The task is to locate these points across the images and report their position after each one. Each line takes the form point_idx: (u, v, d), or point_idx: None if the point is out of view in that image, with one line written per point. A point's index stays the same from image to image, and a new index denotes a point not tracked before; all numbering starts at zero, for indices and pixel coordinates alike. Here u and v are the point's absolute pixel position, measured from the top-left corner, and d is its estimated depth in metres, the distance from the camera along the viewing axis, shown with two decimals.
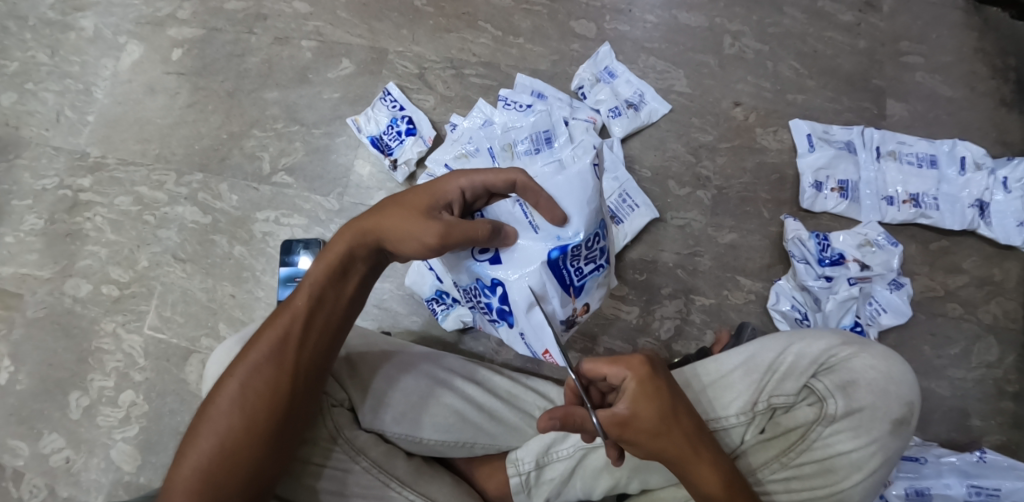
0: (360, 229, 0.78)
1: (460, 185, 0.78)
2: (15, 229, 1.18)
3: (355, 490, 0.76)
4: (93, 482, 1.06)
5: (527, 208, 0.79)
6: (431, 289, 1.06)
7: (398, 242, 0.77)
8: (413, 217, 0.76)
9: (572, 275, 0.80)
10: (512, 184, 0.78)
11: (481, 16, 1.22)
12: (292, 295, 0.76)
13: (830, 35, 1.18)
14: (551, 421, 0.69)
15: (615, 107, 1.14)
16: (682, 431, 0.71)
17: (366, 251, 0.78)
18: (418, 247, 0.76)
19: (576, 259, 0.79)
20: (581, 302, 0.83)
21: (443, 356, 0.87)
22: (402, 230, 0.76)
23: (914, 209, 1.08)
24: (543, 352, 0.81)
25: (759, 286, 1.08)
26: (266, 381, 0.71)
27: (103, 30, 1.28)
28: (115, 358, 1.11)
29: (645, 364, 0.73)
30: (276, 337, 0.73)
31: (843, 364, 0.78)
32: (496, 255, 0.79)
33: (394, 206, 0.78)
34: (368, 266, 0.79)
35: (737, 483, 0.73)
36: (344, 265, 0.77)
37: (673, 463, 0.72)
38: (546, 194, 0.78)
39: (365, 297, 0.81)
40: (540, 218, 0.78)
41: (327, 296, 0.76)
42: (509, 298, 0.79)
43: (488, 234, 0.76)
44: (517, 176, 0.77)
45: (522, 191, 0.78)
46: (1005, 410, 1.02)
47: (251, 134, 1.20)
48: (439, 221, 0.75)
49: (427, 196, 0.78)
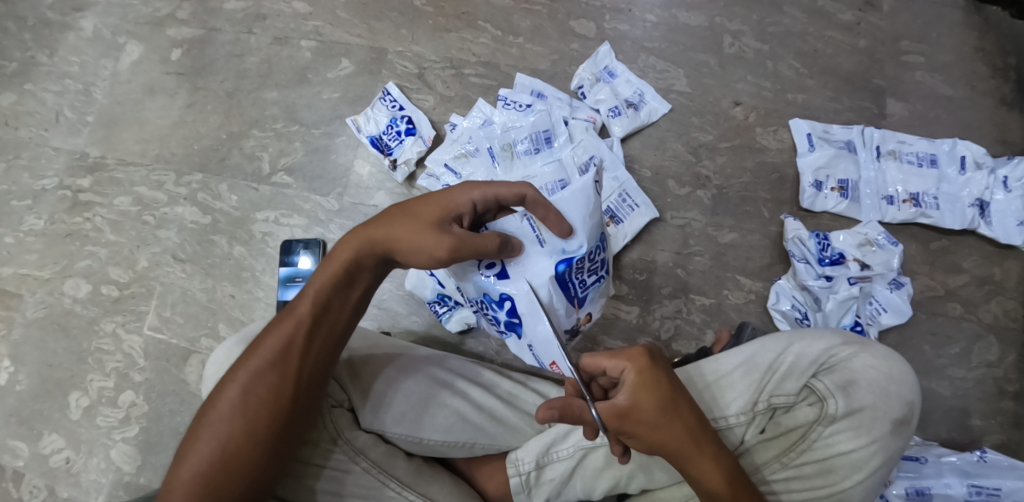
0: (367, 238, 0.77)
1: (472, 198, 0.77)
2: (15, 229, 1.18)
3: (353, 491, 0.76)
4: (93, 483, 1.06)
5: (534, 222, 0.80)
6: (433, 293, 1.05)
7: (404, 252, 0.76)
8: (423, 228, 0.75)
9: (577, 287, 0.83)
10: (522, 197, 0.77)
11: (481, 16, 1.21)
12: (296, 302, 0.76)
13: (830, 35, 1.18)
14: (550, 411, 0.69)
15: (615, 107, 1.13)
16: (682, 424, 0.71)
17: (372, 261, 0.77)
18: (428, 260, 0.75)
19: (580, 272, 0.82)
20: (584, 312, 0.87)
21: (447, 359, 0.87)
22: (410, 240, 0.75)
23: (914, 208, 1.08)
24: (549, 363, 0.82)
25: (759, 286, 1.07)
26: (268, 388, 0.71)
27: (103, 31, 1.27)
28: (116, 358, 1.11)
29: (645, 355, 0.73)
30: (280, 344, 0.73)
31: (843, 364, 0.78)
32: (502, 269, 0.80)
33: (401, 214, 0.77)
34: (373, 275, 0.78)
35: (740, 478, 0.72)
36: (349, 273, 0.76)
37: (675, 457, 0.72)
38: (556, 209, 0.78)
39: (368, 304, 0.80)
40: (547, 234, 0.79)
41: (331, 305, 0.76)
42: (517, 311, 0.81)
43: (497, 248, 0.77)
44: (528, 189, 0.77)
45: (532, 206, 0.78)
46: (1005, 410, 1.02)
47: (251, 134, 1.20)
48: (450, 234, 0.75)
49: (436, 207, 0.77)
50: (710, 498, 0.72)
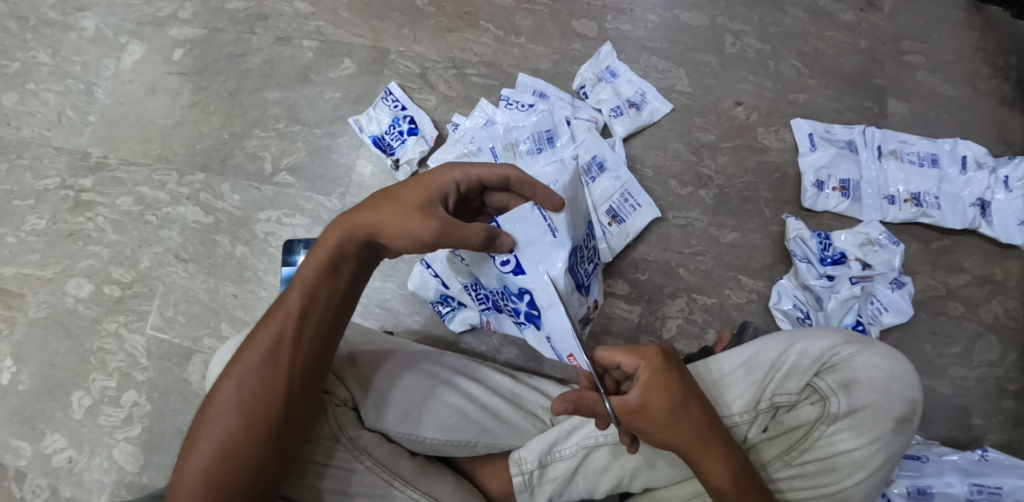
0: (350, 225, 0.76)
1: (454, 177, 0.78)
2: (16, 229, 1.18)
3: (358, 490, 0.76)
4: (96, 482, 1.06)
5: (545, 211, 0.77)
6: (436, 294, 1.05)
7: (390, 237, 0.75)
8: (409, 213, 0.75)
9: (582, 275, 0.85)
10: (505, 178, 0.79)
11: (482, 16, 1.22)
12: (284, 295, 0.76)
13: (831, 35, 1.18)
14: (564, 404, 0.73)
15: (616, 107, 1.14)
16: (692, 422, 0.71)
17: (356, 247, 0.76)
18: (413, 243, 0.75)
19: (582, 260, 0.85)
20: (591, 299, 0.90)
21: (444, 355, 0.87)
22: (395, 224, 0.75)
23: (915, 208, 1.08)
24: (568, 356, 0.80)
25: (761, 285, 1.08)
26: (261, 382, 0.71)
27: (104, 31, 1.28)
28: (118, 357, 1.11)
29: (658, 354, 0.73)
30: (271, 337, 0.73)
31: (845, 363, 0.78)
32: (518, 265, 0.77)
33: (385, 199, 0.76)
34: (360, 262, 0.78)
35: (747, 477, 0.72)
36: (335, 261, 0.76)
37: (684, 454, 0.72)
38: (543, 185, 0.77)
39: (358, 293, 0.80)
40: (558, 221, 0.77)
41: (320, 294, 0.75)
42: (537, 303, 0.79)
43: (484, 238, 0.74)
44: (511, 170, 0.78)
45: (517, 185, 0.79)
46: (1006, 408, 1.02)
47: (252, 134, 1.20)
48: (435, 217, 0.74)
49: (420, 191, 0.76)
50: (717, 495, 0.72)
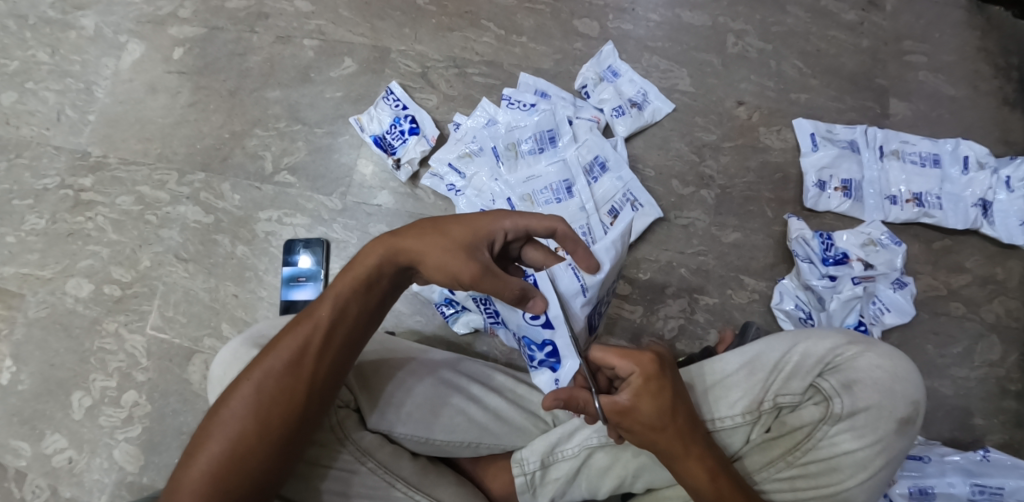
0: (392, 247, 0.74)
1: (505, 226, 0.75)
2: (15, 229, 1.18)
3: (359, 491, 0.76)
4: (96, 483, 1.05)
5: (579, 271, 0.77)
6: (441, 296, 1.06)
7: (429, 268, 0.73)
8: (452, 248, 0.73)
9: (600, 318, 0.86)
10: (552, 231, 0.76)
11: (484, 15, 1.21)
12: (315, 304, 0.74)
13: (833, 34, 1.18)
14: (554, 400, 0.73)
15: (619, 107, 1.13)
16: (676, 427, 0.71)
17: (392, 270, 0.75)
18: (449, 280, 0.73)
19: (603, 304, 0.85)
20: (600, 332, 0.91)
21: (461, 361, 0.88)
22: (437, 257, 0.73)
23: (917, 208, 1.08)
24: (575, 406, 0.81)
25: (763, 285, 1.08)
26: (281, 389, 0.70)
27: (103, 29, 1.27)
28: (118, 358, 1.11)
29: (653, 361, 0.73)
30: (296, 346, 0.71)
31: (848, 363, 0.78)
32: (548, 320, 0.78)
33: (431, 229, 0.74)
34: (393, 283, 0.76)
35: (727, 476, 0.73)
36: (369, 280, 0.74)
37: (665, 455, 0.72)
38: (584, 245, 0.76)
39: (384, 312, 0.78)
40: (592, 283, 0.77)
41: (350, 310, 0.73)
42: (558, 353, 0.80)
43: (516, 295, 0.74)
44: (559, 224, 0.75)
45: (561, 240, 0.76)
46: (1007, 408, 1.02)
47: (252, 134, 1.20)
48: (478, 261, 0.72)
49: (469, 229, 0.74)
50: (695, 494, 0.73)
